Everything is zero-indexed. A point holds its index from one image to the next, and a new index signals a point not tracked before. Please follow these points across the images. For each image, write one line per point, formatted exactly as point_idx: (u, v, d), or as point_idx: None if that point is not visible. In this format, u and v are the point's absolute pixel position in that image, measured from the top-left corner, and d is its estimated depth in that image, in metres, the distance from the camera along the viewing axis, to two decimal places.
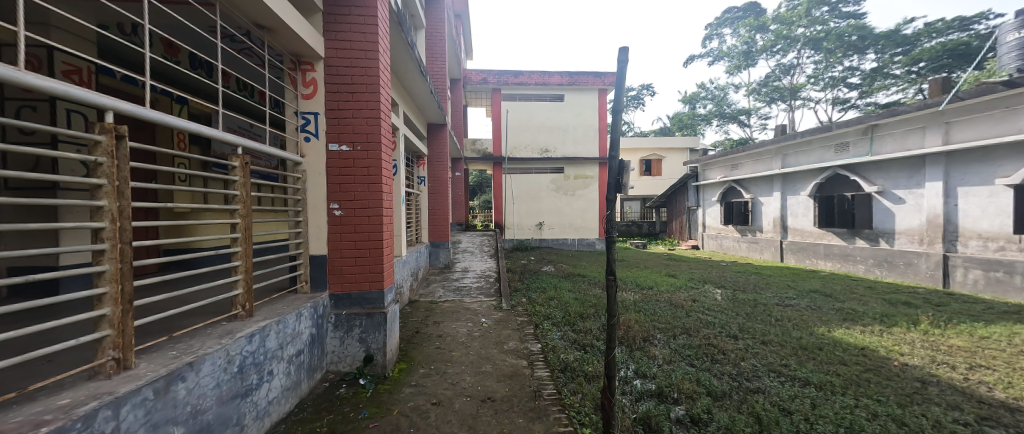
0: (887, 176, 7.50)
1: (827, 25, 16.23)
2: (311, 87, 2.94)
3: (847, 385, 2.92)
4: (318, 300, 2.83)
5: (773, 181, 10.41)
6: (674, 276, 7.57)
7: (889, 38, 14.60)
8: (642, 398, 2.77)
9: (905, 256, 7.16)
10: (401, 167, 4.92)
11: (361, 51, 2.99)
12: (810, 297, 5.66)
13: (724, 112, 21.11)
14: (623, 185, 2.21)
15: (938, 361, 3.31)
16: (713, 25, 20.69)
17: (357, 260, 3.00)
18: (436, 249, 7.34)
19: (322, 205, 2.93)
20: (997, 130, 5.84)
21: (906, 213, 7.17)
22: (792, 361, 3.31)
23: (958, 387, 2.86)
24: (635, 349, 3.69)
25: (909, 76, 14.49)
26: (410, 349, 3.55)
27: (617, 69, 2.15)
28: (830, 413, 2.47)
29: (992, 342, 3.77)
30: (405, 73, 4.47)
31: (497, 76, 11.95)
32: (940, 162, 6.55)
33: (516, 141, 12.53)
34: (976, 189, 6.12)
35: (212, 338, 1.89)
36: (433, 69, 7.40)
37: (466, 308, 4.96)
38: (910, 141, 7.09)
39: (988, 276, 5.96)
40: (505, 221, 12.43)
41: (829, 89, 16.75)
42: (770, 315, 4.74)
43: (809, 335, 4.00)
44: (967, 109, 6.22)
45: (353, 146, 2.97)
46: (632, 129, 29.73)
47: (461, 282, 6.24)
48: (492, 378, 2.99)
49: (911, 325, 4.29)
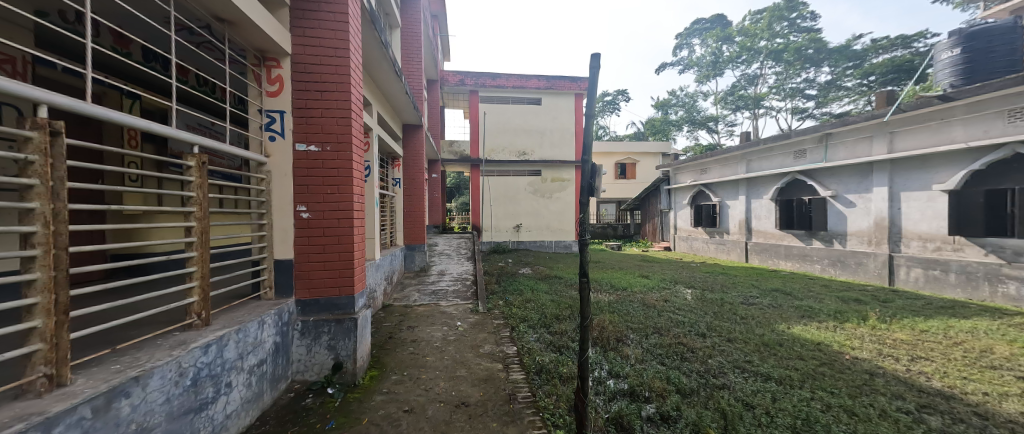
0: (840, 181, 8.01)
1: (787, 38, 17.28)
2: (276, 84, 2.82)
3: (805, 378, 3.08)
4: (283, 306, 2.71)
5: (738, 184, 10.91)
6: (647, 277, 7.77)
7: (841, 53, 15.77)
8: (615, 398, 2.82)
9: (856, 256, 7.67)
10: (374, 168, 4.80)
11: (331, 48, 2.90)
12: (772, 296, 5.97)
13: (694, 118, 22.00)
14: (595, 189, 2.23)
15: (884, 354, 3.56)
16: (683, 35, 21.54)
17: (325, 264, 2.90)
18: (411, 252, 7.22)
19: (288, 207, 2.81)
20: (935, 140, 6.37)
21: (857, 216, 7.69)
22: (755, 357, 3.47)
23: (901, 378, 3.08)
24: (608, 349, 3.76)
25: (860, 88, 15.63)
26: (383, 355, 3.46)
27: (588, 75, 2.18)
28: (789, 407, 2.60)
29: (930, 335, 4.09)
30: (379, 73, 4.37)
31: (474, 78, 11.97)
32: (886, 169, 7.08)
33: (494, 143, 12.51)
34: (917, 194, 6.64)
35: (162, 350, 1.77)
36: (408, 69, 7.28)
37: (442, 312, 4.88)
38: (860, 149, 7.61)
39: (927, 275, 6.46)
40: (482, 223, 12.38)
41: (789, 99, 17.77)
42: (735, 314, 4.94)
43: (771, 332, 4.20)
44: (909, 121, 6.75)
45: (322, 146, 2.88)
46: (607, 134, 30.48)
47: (437, 286, 6.13)
48: (466, 383, 2.95)
49: (861, 321, 4.61)
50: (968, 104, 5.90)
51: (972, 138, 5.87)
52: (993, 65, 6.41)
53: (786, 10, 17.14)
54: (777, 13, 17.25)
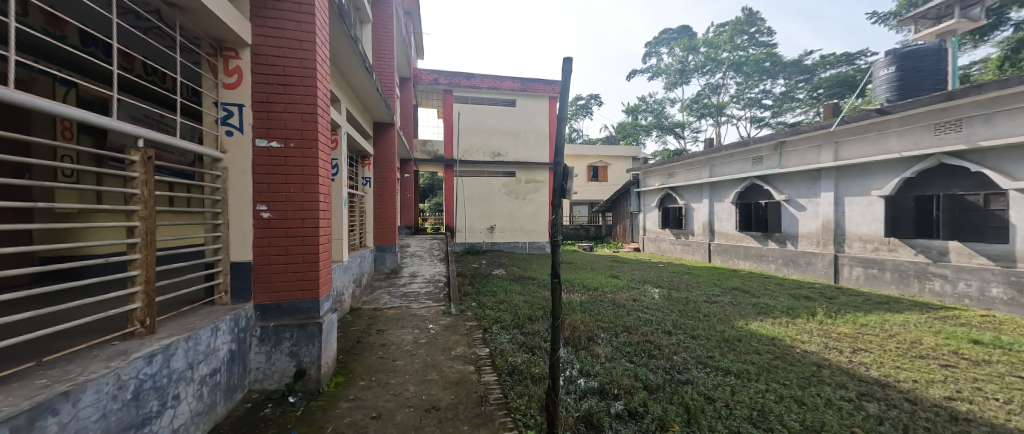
0: (793, 187, 8.59)
1: (746, 51, 18.35)
2: (234, 76, 2.66)
3: (760, 371, 3.27)
4: (240, 312, 2.55)
5: (702, 188, 11.45)
6: (617, 277, 7.98)
7: (794, 67, 16.99)
8: (585, 396, 2.88)
9: (806, 256, 8.24)
10: (342, 167, 4.63)
11: (295, 40, 2.77)
12: (731, 294, 6.30)
13: (663, 124, 22.89)
14: (566, 190, 2.26)
15: (830, 347, 3.84)
16: (652, 43, 22.35)
17: (288, 267, 2.77)
18: (381, 254, 7.02)
19: (246, 206, 2.65)
20: (874, 150, 6.97)
21: (807, 219, 8.27)
22: (716, 353, 3.65)
23: (843, 368, 3.34)
24: (579, 349, 3.82)
25: (810, 100, 16.89)
26: (350, 360, 3.34)
27: (561, 78, 2.21)
28: (745, 399, 2.75)
29: (869, 328, 4.47)
30: (348, 68, 4.23)
31: (448, 77, 11.86)
32: (832, 175, 7.66)
33: (468, 143, 12.41)
34: (858, 199, 7.23)
35: (98, 362, 1.61)
36: (379, 65, 7.09)
37: (413, 314, 4.77)
38: (810, 156, 8.20)
39: (866, 273, 7.06)
40: (455, 224, 12.25)
41: (748, 108, 18.87)
42: (698, 311, 5.17)
43: (731, 329, 4.42)
44: (851, 131, 7.35)
45: (285, 143, 2.75)
46: (580, 137, 31.08)
47: (408, 288, 6.00)
48: (437, 386, 2.90)
49: (810, 316, 4.96)
50: (901, 118, 6.50)
51: (904, 149, 6.47)
52: (922, 83, 7.11)
53: (746, 24, 18.25)
54: (738, 27, 18.34)
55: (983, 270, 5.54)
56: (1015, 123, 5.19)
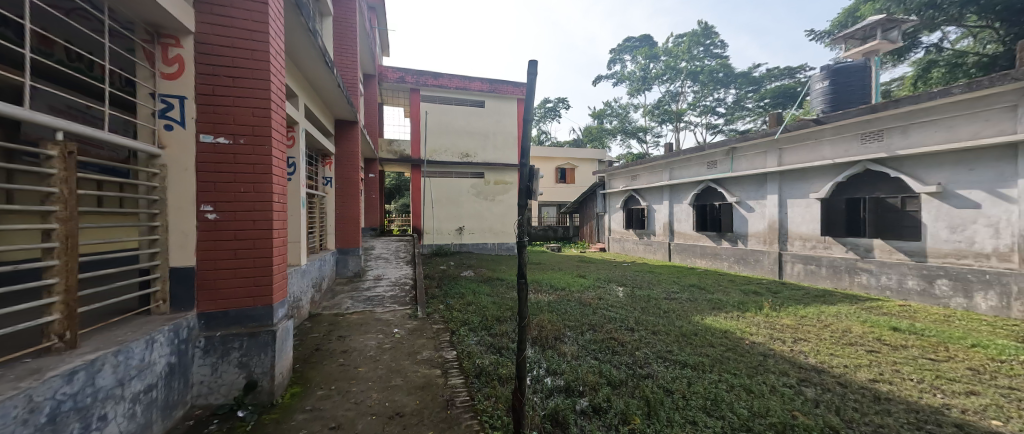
0: (743, 189, 9.21)
1: (703, 62, 19.50)
2: (175, 65, 2.45)
3: (714, 363, 3.47)
4: (181, 321, 2.35)
5: (663, 190, 12.00)
6: (584, 277, 8.15)
7: (744, 78, 18.32)
8: (552, 394, 2.92)
9: (755, 254, 8.86)
10: (300, 166, 4.40)
11: (246, 30, 2.60)
12: (689, 291, 6.64)
13: (627, 128, 23.77)
14: (532, 191, 2.28)
15: (774, 338, 4.15)
16: (617, 50, 23.14)
17: (237, 271, 2.59)
18: (343, 257, 6.74)
19: (189, 206, 2.45)
20: (811, 156, 7.62)
21: (755, 219, 8.90)
22: (674, 347, 3.83)
23: (786, 357, 3.63)
24: (546, 348, 3.87)
25: (758, 109, 18.28)
26: (307, 369, 3.17)
27: (527, 81, 2.23)
28: (700, 390, 2.91)
29: (807, 319, 4.88)
30: (306, 62, 4.02)
31: (415, 75, 11.63)
32: (777, 179, 8.29)
33: (435, 144, 12.22)
34: (799, 201, 7.88)
35: (5, 382, 1.42)
36: (341, 61, 6.80)
37: (377, 319, 4.62)
38: (758, 161, 8.83)
39: (806, 269, 7.70)
40: (423, 225, 12.00)
41: (704, 115, 20.06)
42: (659, 308, 5.40)
43: (688, 324, 4.66)
44: (793, 139, 7.99)
45: (233, 139, 2.57)
46: (549, 139, 31.53)
47: (372, 292, 5.80)
48: (402, 392, 2.82)
49: (757, 310, 5.34)
50: (835, 128, 7.15)
51: (837, 156, 7.13)
52: (852, 97, 7.87)
53: (702, 36, 19.41)
54: (695, 38, 19.44)
55: (901, 264, 6.21)
56: (927, 134, 5.88)
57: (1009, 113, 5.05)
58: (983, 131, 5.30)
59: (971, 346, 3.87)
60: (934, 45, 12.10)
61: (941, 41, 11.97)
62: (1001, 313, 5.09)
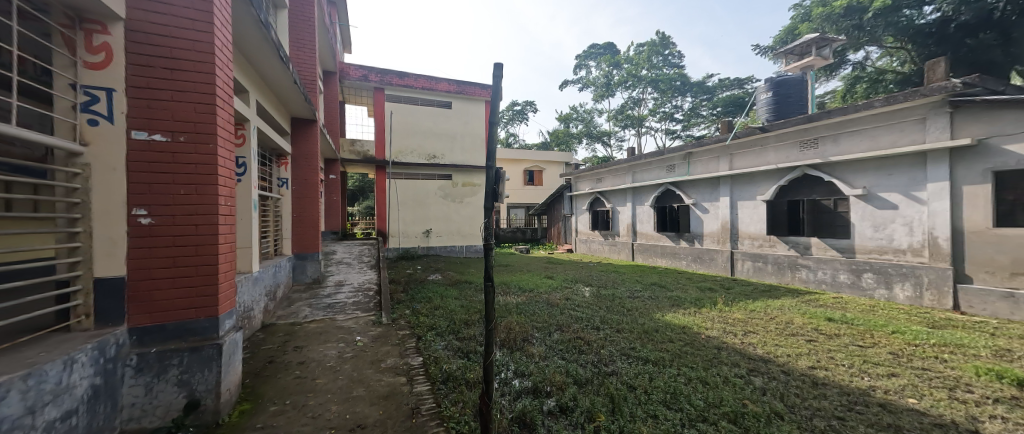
0: (699, 192, 9.76)
1: (662, 70, 20.49)
2: (101, 54, 2.17)
3: (673, 358, 3.63)
4: (108, 338, 2.10)
5: (626, 193, 12.45)
6: (551, 278, 8.27)
7: (699, 87, 19.50)
8: (520, 396, 2.92)
9: (710, 253, 9.40)
10: (250, 166, 4.11)
11: (187, 19, 2.41)
12: (651, 289, 6.93)
13: (592, 132, 24.49)
14: (498, 194, 2.27)
15: (727, 331, 4.42)
16: (582, 56, 23.80)
17: (175, 281, 2.37)
18: (300, 262, 6.38)
19: (117, 210, 2.20)
20: (757, 161, 8.22)
21: (710, 220, 9.45)
22: (637, 344, 3.97)
23: (737, 348, 3.88)
24: (515, 350, 3.88)
25: (712, 116, 19.51)
26: (258, 384, 2.95)
27: (491, 83, 2.23)
28: (661, 384, 3.03)
29: (755, 313, 5.25)
30: (258, 56, 3.77)
31: (379, 74, 11.29)
32: (729, 183, 8.86)
33: (401, 144, 11.92)
34: (747, 202, 8.46)
35: None
36: (298, 56, 6.46)
37: (338, 327, 4.41)
38: (711, 166, 9.39)
39: (754, 266, 8.28)
40: (388, 228, 11.64)
41: (664, 121, 21.09)
42: (623, 306, 5.59)
43: (650, 321, 4.85)
44: (741, 145, 8.59)
45: (172, 136, 2.37)
46: (517, 142, 31.75)
47: (333, 298, 5.54)
48: (364, 402, 2.71)
49: (712, 305, 5.67)
50: (778, 135, 7.78)
51: (779, 161, 7.75)
52: (791, 108, 8.59)
53: (660, 46, 20.42)
54: (654, 48, 20.41)
55: (835, 260, 6.84)
56: (855, 142, 6.52)
57: (920, 124, 5.72)
58: (899, 141, 5.97)
59: (892, 332, 4.33)
60: (859, 62, 13.51)
61: (864, 59, 13.40)
62: (915, 302, 5.75)
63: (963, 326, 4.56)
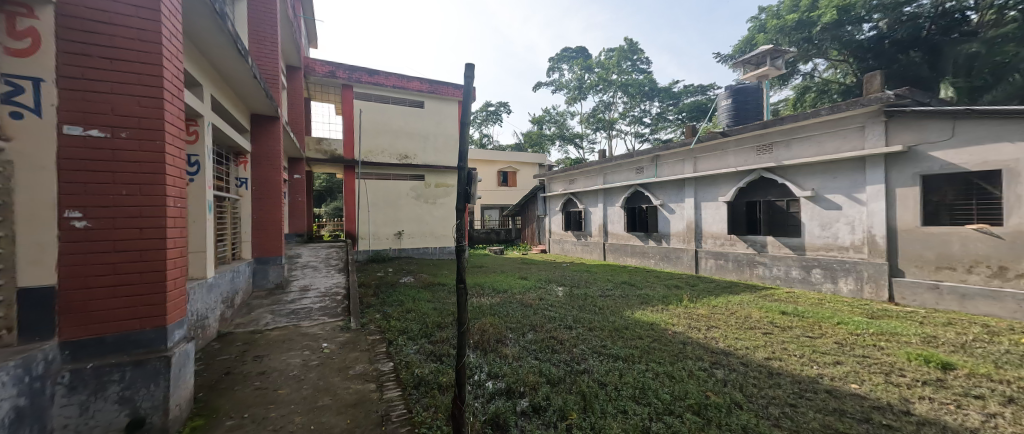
0: (666, 193, 10.14)
1: (631, 75, 21.15)
2: (28, 39, 1.97)
3: (643, 354, 3.74)
4: (36, 353, 1.89)
5: (598, 194, 12.74)
6: (525, 278, 8.31)
7: (665, 93, 20.31)
8: (493, 398, 2.91)
9: (676, 252, 9.79)
10: (204, 164, 3.85)
11: (129, 5, 2.21)
12: (621, 288, 7.12)
13: (565, 135, 24.90)
14: (470, 195, 2.25)
15: (692, 327, 4.62)
16: (555, 59, 24.16)
17: (115, 290, 2.16)
18: (261, 267, 6.04)
19: (47, 212, 1.99)
20: (719, 164, 8.65)
21: (676, 220, 9.85)
22: (608, 342, 4.07)
23: (701, 343, 4.06)
24: (488, 352, 3.87)
25: (678, 121, 20.37)
26: (213, 398, 2.76)
27: (463, 83, 2.20)
28: (631, 380, 3.11)
29: (718, 308, 5.52)
30: (212, 48, 3.54)
31: (347, 71, 10.93)
32: (693, 185, 9.26)
33: (371, 144, 11.58)
34: (710, 203, 8.89)
35: None
36: (259, 49, 6.13)
37: (303, 334, 4.21)
38: (677, 168, 9.78)
39: (717, 264, 8.70)
40: (357, 230, 11.27)
41: (634, 124, 21.77)
42: (595, 305, 5.72)
43: (620, 319, 4.99)
44: (704, 149, 9.01)
45: (112, 132, 2.17)
46: (491, 143, 31.71)
47: (297, 304, 5.29)
48: (330, 412, 2.60)
49: (678, 302, 5.91)
50: (737, 140, 8.22)
51: (739, 164, 8.20)
52: (749, 114, 9.12)
53: (629, 52, 21.09)
54: (624, 53, 21.04)
55: (788, 257, 7.32)
56: (805, 147, 7.01)
57: (859, 132, 6.24)
58: (842, 147, 6.47)
59: (837, 323, 4.69)
60: (809, 73, 14.58)
61: (813, 71, 14.46)
62: (857, 295, 6.26)
63: (896, 316, 5.02)
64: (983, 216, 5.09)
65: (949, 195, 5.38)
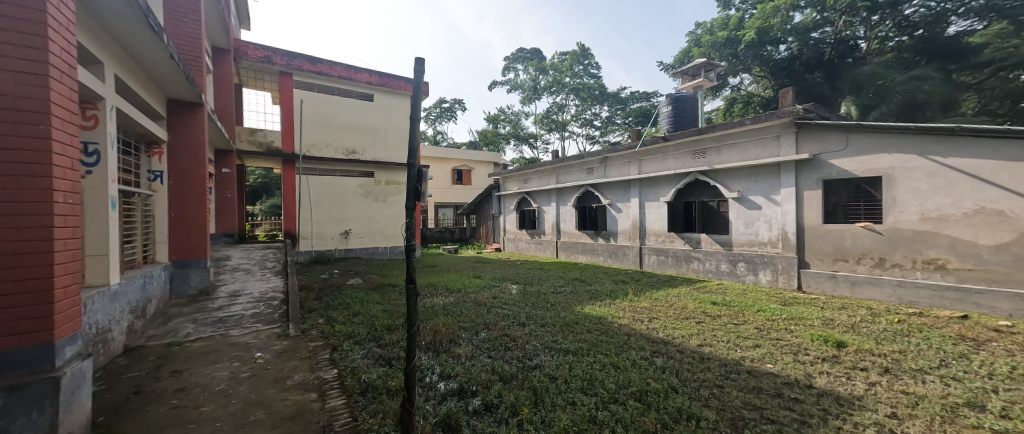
0: (614, 194, 10.67)
1: (583, 79, 21.92)
2: None
3: (591, 347, 3.91)
4: None
5: (551, 194, 13.06)
6: (479, 277, 8.28)
7: (614, 98, 21.36)
8: (444, 399, 2.87)
9: (622, 249, 10.35)
10: (107, 154, 3.35)
11: None
12: (572, 284, 7.36)
13: (519, 134, 25.17)
14: (420, 194, 2.17)
15: (636, 319, 4.91)
16: (510, 59, 24.30)
17: None
18: (180, 271, 5.37)
19: None
20: (660, 167, 9.29)
21: (623, 219, 10.40)
22: (559, 337, 4.19)
23: (643, 334, 4.34)
24: (441, 352, 3.80)
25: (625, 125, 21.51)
26: (118, 422, 2.40)
27: (412, 77, 2.11)
28: (579, 373, 3.24)
29: (659, 301, 5.93)
30: (116, 21, 3.08)
31: (286, 57, 10.11)
32: (638, 186, 9.85)
33: (314, 137, 10.80)
34: (653, 203, 9.50)
35: None
36: (178, 27, 5.46)
37: (232, 344, 3.83)
38: (624, 170, 10.34)
39: (658, 260, 9.34)
40: (298, 229, 10.46)
41: (585, 127, 22.61)
42: (547, 302, 5.85)
43: (571, 314, 5.16)
44: (648, 152, 9.62)
45: None
46: (446, 140, 31.09)
47: (226, 311, 4.80)
48: (263, 427, 2.40)
49: (624, 296, 6.25)
50: (676, 145, 8.88)
51: (678, 167, 8.87)
52: (686, 121, 9.88)
53: (581, 57, 21.83)
54: (577, 58, 21.74)
55: (718, 253, 8.05)
56: (732, 153, 7.77)
57: (775, 141, 7.05)
58: (762, 154, 7.27)
59: (757, 311, 5.26)
60: (737, 87, 16.16)
61: (740, 84, 16.08)
62: (773, 285, 7.08)
63: (803, 302, 5.77)
64: (868, 216, 5.99)
65: (844, 197, 6.27)
